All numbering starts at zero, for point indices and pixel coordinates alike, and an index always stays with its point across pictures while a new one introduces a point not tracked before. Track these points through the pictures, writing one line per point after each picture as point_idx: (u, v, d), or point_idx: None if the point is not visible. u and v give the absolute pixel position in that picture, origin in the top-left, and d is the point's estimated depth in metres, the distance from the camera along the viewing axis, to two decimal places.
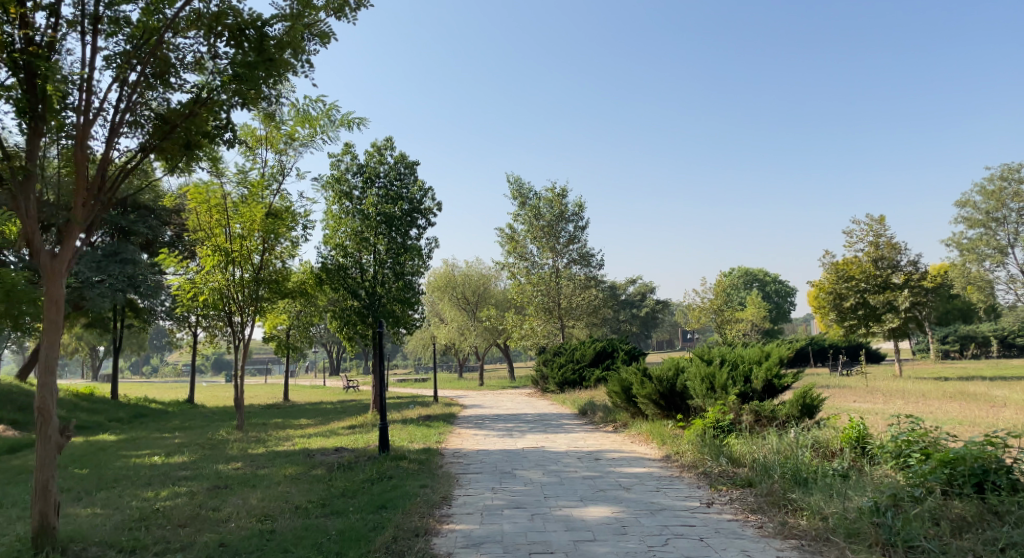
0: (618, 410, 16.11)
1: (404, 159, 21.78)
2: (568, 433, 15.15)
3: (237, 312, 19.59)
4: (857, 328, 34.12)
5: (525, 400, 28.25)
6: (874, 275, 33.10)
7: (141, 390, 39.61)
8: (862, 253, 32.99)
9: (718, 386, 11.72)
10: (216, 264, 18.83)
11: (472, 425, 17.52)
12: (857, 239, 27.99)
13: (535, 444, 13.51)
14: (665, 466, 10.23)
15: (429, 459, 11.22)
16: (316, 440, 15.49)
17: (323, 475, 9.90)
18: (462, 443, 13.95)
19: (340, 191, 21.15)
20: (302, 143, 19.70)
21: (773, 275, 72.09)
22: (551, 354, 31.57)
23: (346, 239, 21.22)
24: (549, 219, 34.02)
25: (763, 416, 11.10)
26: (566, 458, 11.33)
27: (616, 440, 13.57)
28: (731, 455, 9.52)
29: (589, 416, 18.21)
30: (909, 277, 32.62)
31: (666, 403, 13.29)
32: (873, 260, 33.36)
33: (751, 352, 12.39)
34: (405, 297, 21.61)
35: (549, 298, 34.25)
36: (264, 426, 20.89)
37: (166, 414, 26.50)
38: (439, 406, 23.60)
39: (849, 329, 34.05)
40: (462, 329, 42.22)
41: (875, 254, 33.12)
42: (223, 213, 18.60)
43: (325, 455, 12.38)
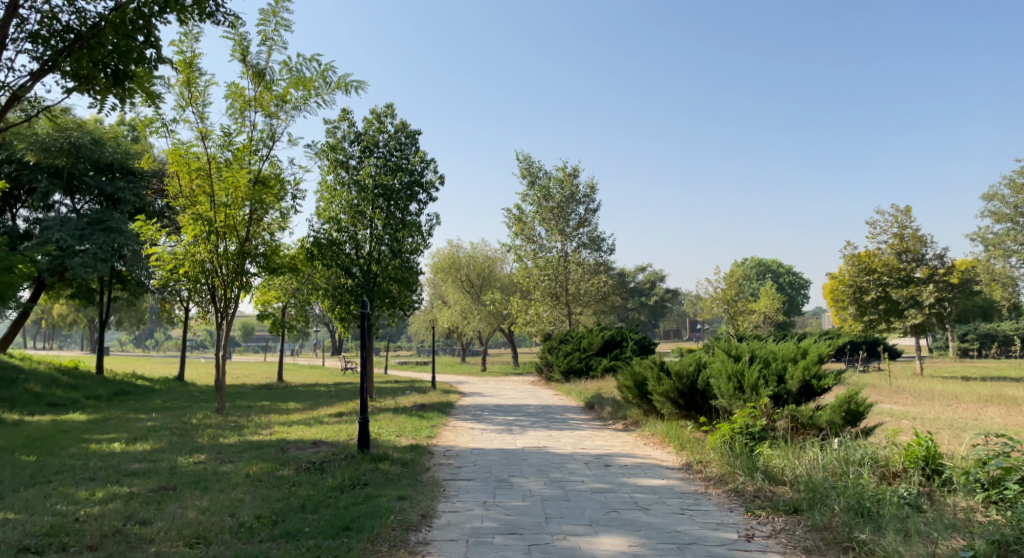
0: (630, 406, 14.64)
1: (405, 128, 20.28)
2: (574, 431, 13.74)
3: (221, 287, 18.20)
4: (876, 323, 32.56)
5: (528, 389, 26.85)
6: (897, 268, 31.48)
7: (134, 365, 38.31)
8: (885, 244, 31.39)
9: (748, 385, 10.27)
10: (199, 235, 17.35)
11: (470, 418, 16.11)
12: (880, 231, 27.34)
13: (536, 443, 12.10)
14: (687, 478, 8.79)
15: (416, 460, 9.79)
16: (297, 429, 14.10)
17: (289, 477, 8.52)
18: (456, 439, 12.53)
19: (336, 160, 19.69)
20: (295, 107, 18.12)
21: (786, 266, 70.32)
22: (557, 342, 30.13)
23: (341, 213, 19.81)
24: (559, 201, 32.45)
25: (801, 423, 9.62)
26: (572, 463, 9.91)
27: (628, 442, 12.12)
28: (768, 470, 8.05)
29: (597, 410, 16.76)
30: (934, 272, 30.86)
31: (687, 402, 11.80)
32: (896, 253, 31.78)
33: (786, 349, 10.88)
34: (403, 277, 20.17)
35: (556, 283, 32.76)
36: (248, 409, 19.55)
37: (150, 392, 25.19)
38: (438, 393, 22.21)
39: (868, 325, 32.51)
40: (465, 313, 40.80)
41: (898, 246, 31.51)
42: (206, 179, 17.14)
43: (300, 450, 10.97)
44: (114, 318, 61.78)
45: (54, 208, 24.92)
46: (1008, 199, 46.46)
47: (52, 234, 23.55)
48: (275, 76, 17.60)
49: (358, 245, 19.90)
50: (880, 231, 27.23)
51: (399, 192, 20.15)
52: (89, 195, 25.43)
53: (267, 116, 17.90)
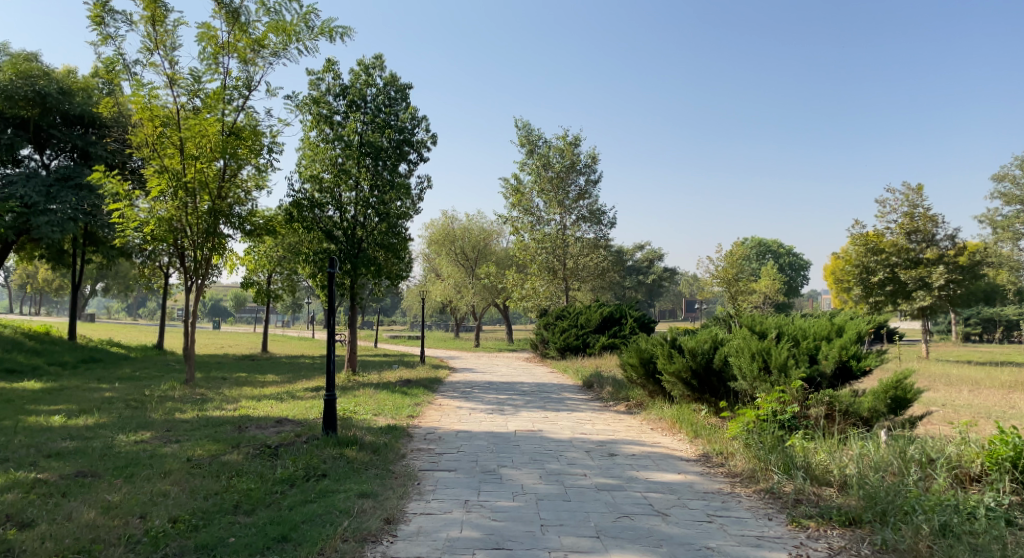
0: (634, 386, 13.27)
1: (394, 82, 18.80)
2: (572, 413, 12.40)
3: (191, 248, 16.82)
4: (883, 305, 31.22)
5: (521, 366, 25.59)
6: (906, 249, 30.06)
7: (113, 333, 36.78)
8: (893, 224, 29.96)
9: (776, 366, 8.87)
10: (166, 191, 15.97)
11: (458, 395, 14.74)
12: (890, 209, 24.71)
13: (530, 426, 10.72)
14: (708, 473, 7.45)
15: (390, 445, 8.39)
16: (266, 404, 12.72)
17: (234, 464, 7.11)
18: (440, 420, 11.15)
19: (320, 115, 18.25)
20: (273, 52, 16.62)
21: (787, 247, 68.93)
22: (554, 318, 28.79)
23: (324, 171, 18.32)
24: (558, 170, 30.89)
25: (839, 412, 8.25)
26: (571, 452, 8.54)
27: (633, 427, 10.75)
28: (810, 467, 6.71)
29: (597, 391, 15.42)
30: (944, 253, 29.39)
31: (701, 385, 10.41)
32: (906, 234, 30.33)
33: (819, 325, 9.51)
34: (390, 243, 18.68)
35: (554, 257, 31.27)
36: (222, 381, 18.17)
37: (123, 361, 23.78)
38: (426, 369, 20.86)
39: (874, 307, 31.07)
40: (459, 287, 39.40)
41: (909, 226, 30.04)
42: (174, 130, 15.71)
43: (260, 430, 9.55)
44: (98, 284, 60.12)
45: (22, 163, 23.30)
46: (1020, 180, 45.00)
47: (16, 189, 21.94)
48: (252, 18, 15.99)
49: (341, 208, 18.44)
50: (892, 210, 24.75)
51: (387, 150, 18.67)
52: (59, 150, 23.77)
53: (244, 62, 16.40)
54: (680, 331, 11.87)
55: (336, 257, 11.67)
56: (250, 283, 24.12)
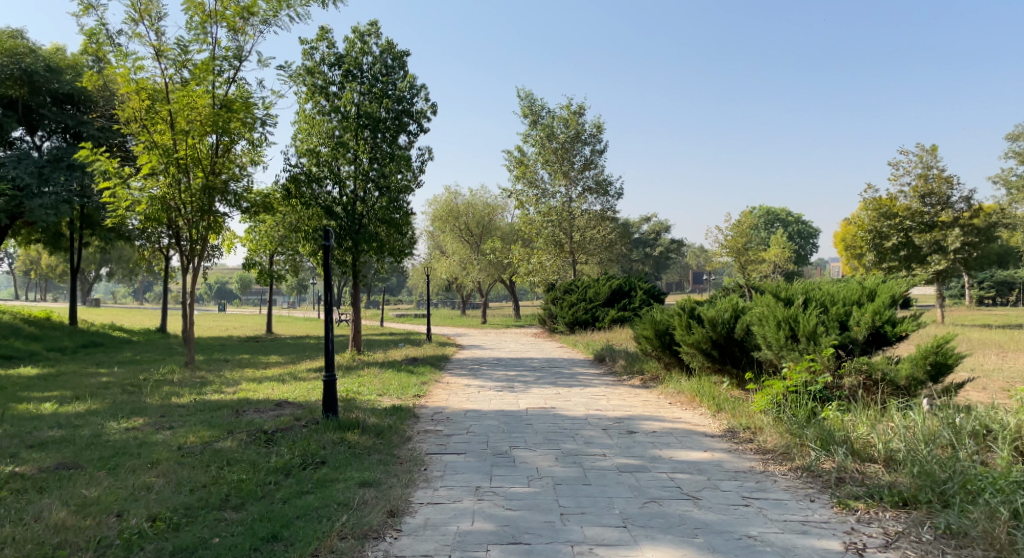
0: (649, 360, 12.71)
1: (390, 49, 18.20)
2: (586, 388, 11.88)
3: (185, 227, 16.33)
4: (897, 271, 30.49)
5: (529, 341, 25.09)
6: (920, 212, 29.25)
7: (116, 318, 36.36)
8: (907, 187, 29.14)
9: (804, 334, 8.30)
10: (158, 167, 15.49)
11: (466, 373, 14.24)
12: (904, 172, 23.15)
13: (542, 404, 10.21)
14: (737, 450, 6.92)
15: (395, 427, 7.87)
16: (266, 387, 12.20)
17: (226, 451, 6.61)
18: (448, 399, 10.64)
19: (314, 86, 17.87)
20: (263, 20, 16.52)
21: (795, 215, 68.07)
22: (561, 292, 28.25)
23: (321, 144, 17.77)
24: (563, 141, 30.17)
25: (873, 381, 7.68)
26: (588, 430, 8.02)
27: (651, 401, 10.22)
28: (851, 441, 6.15)
29: (609, 365, 14.88)
30: (959, 216, 28.61)
31: (722, 355, 9.83)
32: (920, 197, 29.53)
33: (848, 290, 8.91)
34: (391, 218, 18.11)
35: (560, 230, 30.64)
36: (223, 363, 17.70)
37: (124, 345, 23.33)
38: (433, 346, 20.37)
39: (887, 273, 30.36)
40: (464, 263, 38.80)
41: (923, 189, 29.23)
42: (163, 103, 15.25)
43: (258, 414, 9.04)
44: (101, 268, 59.64)
45: (14, 145, 22.73)
46: None
47: (8, 171, 21.37)
48: None
49: (340, 182, 17.86)
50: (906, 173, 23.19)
51: (385, 121, 18.10)
52: (52, 131, 23.14)
53: (234, 32, 16.26)
54: (697, 301, 11.29)
55: (330, 230, 10.82)
56: (252, 265, 23.56)
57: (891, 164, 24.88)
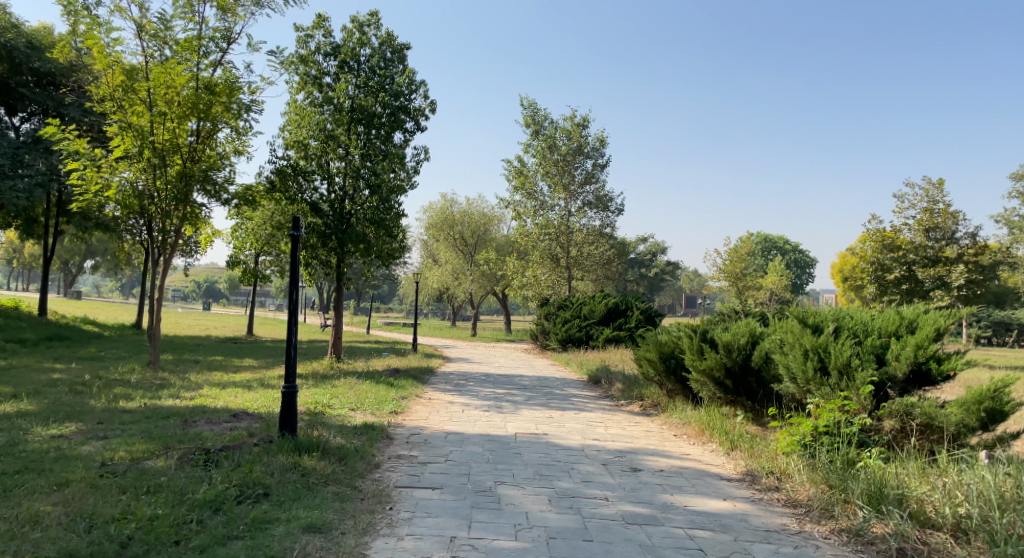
0: (650, 384, 11.65)
1: (390, 41, 17.25)
2: (581, 412, 10.83)
3: (157, 218, 15.50)
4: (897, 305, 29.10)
5: (520, 357, 24.01)
6: (924, 246, 28.18)
7: (93, 311, 35.02)
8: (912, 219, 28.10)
9: (836, 368, 7.20)
10: (131, 150, 14.66)
11: (451, 388, 13.14)
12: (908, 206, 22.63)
13: (533, 429, 9.15)
14: (763, 501, 5.90)
15: (362, 450, 6.80)
16: (228, 394, 11.08)
17: (153, 471, 5.54)
18: (428, 418, 9.56)
19: (308, 76, 16.94)
20: (254, 2, 15.78)
21: (793, 244, 67.30)
22: (555, 308, 27.20)
23: (310, 137, 16.80)
24: (564, 153, 29.23)
25: (917, 426, 6.59)
26: (585, 464, 6.98)
27: (654, 433, 9.13)
28: (908, 499, 5.16)
29: (605, 388, 13.78)
30: (963, 252, 27.64)
31: (736, 385, 8.76)
32: (924, 231, 28.38)
33: (884, 319, 7.85)
34: (381, 218, 17.04)
35: (557, 245, 29.63)
36: (192, 365, 16.55)
37: (94, 340, 22.11)
38: (417, 357, 19.23)
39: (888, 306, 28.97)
40: (457, 273, 37.67)
41: (928, 222, 28.14)
42: (139, 82, 14.46)
43: (209, 426, 7.92)
44: (85, 259, 58.32)
45: None
46: None
47: None
48: None
49: (328, 177, 16.83)
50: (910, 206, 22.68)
51: (380, 116, 17.11)
52: (32, 111, 21.95)
53: (223, 12, 15.48)
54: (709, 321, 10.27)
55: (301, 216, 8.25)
56: (237, 263, 22.44)
57: (894, 195, 23.80)
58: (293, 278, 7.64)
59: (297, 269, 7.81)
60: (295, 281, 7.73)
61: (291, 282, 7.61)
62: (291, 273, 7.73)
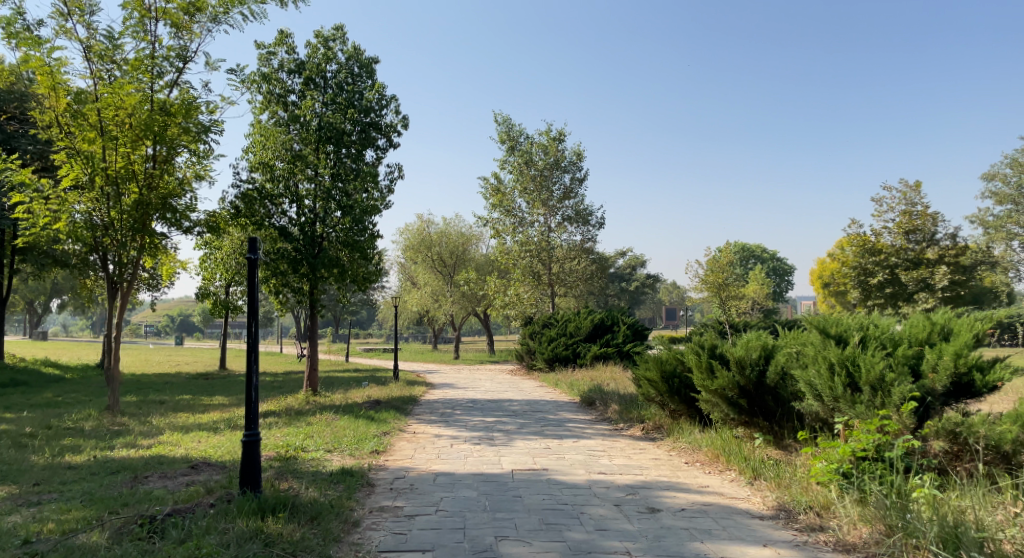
0: (651, 404, 10.83)
1: (357, 55, 16.45)
2: (578, 441, 9.98)
3: (112, 250, 14.67)
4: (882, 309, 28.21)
5: (505, 380, 23.08)
6: (905, 249, 27.57)
7: (58, 352, 33.57)
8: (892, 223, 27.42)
9: (867, 383, 6.36)
10: (82, 179, 13.87)
11: (436, 419, 12.21)
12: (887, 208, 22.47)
13: (530, 463, 8.28)
14: (807, 544, 5.09)
15: (339, 505, 5.90)
16: (190, 440, 10.05)
17: (84, 550, 4.64)
18: (413, 457, 8.65)
19: (272, 94, 16.10)
20: (213, 18, 14.95)
21: (772, 252, 67.09)
22: (540, 327, 26.34)
23: (276, 158, 15.92)
24: (541, 168, 28.55)
25: (970, 449, 5.75)
26: (595, 506, 6.13)
27: (664, 461, 8.27)
28: (990, 544, 4.45)
29: (600, 411, 12.92)
30: (945, 252, 27.00)
31: (751, 404, 7.93)
32: (904, 234, 27.69)
33: (912, 325, 7.04)
34: (354, 240, 16.14)
35: (538, 262, 28.82)
36: (157, 407, 15.47)
37: (54, 385, 20.87)
38: (398, 385, 18.26)
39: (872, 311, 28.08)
40: (436, 295, 36.73)
41: (907, 225, 27.52)
42: (82, 108, 13.56)
43: (163, 483, 6.95)
44: (50, 298, 56.59)
45: None
46: (1011, 178, 43.54)
47: None
48: None
49: (297, 200, 15.92)
50: (890, 209, 22.45)
51: (349, 134, 16.30)
52: None
53: (178, 29, 14.65)
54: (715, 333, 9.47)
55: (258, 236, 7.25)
56: (206, 295, 21.27)
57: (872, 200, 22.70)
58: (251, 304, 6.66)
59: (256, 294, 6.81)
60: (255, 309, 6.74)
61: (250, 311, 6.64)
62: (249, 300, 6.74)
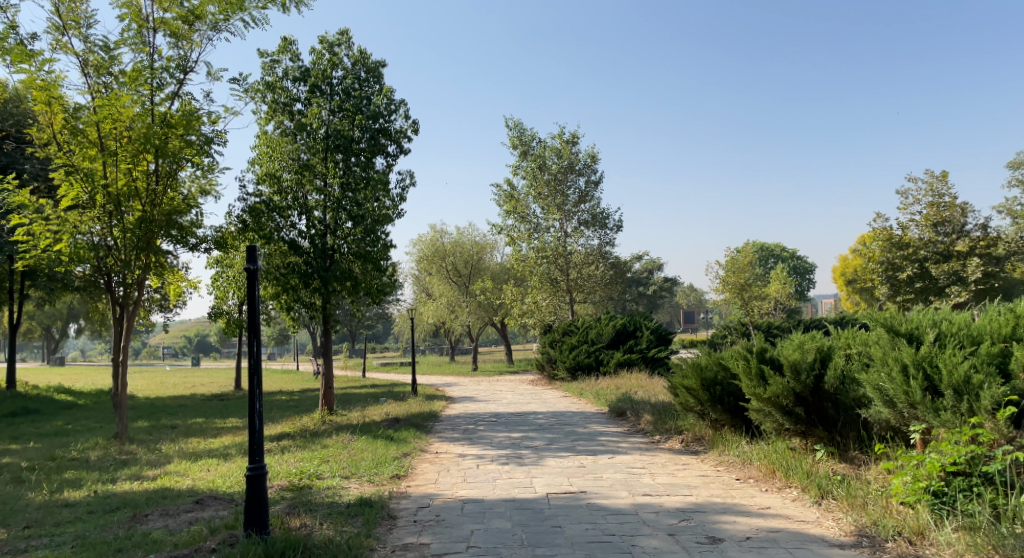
0: (689, 414, 10.09)
1: (363, 59, 15.87)
2: (614, 457, 9.24)
3: (116, 270, 14.12)
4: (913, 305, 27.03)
5: (527, 391, 22.36)
6: (933, 241, 26.40)
7: (72, 378, 33.16)
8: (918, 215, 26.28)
9: (949, 386, 5.60)
10: (83, 197, 13.40)
11: (460, 437, 11.50)
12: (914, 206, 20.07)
13: (566, 484, 7.56)
14: None
15: (357, 546, 5.22)
16: (198, 469, 9.41)
17: None
18: (437, 481, 7.95)
19: (277, 103, 15.56)
20: (213, 26, 14.46)
21: (791, 251, 65.99)
22: (560, 335, 25.60)
23: (284, 169, 15.35)
24: (555, 172, 27.88)
25: None
26: (647, 537, 5.42)
27: (712, 478, 7.52)
28: None
29: (633, 422, 12.16)
30: (976, 244, 25.75)
31: (808, 412, 7.18)
32: (932, 226, 26.50)
33: (992, 319, 6.26)
34: (367, 252, 15.52)
35: (555, 268, 28.10)
36: (169, 432, 14.88)
37: (65, 412, 20.36)
38: (417, 400, 17.58)
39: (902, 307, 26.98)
40: (452, 305, 36.09)
41: (934, 217, 26.36)
42: (81, 124, 13.06)
43: (164, 523, 6.29)
44: (68, 323, 56.58)
45: None
46: None
47: None
48: None
49: (306, 211, 15.30)
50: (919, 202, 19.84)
51: (358, 142, 15.72)
52: None
53: (177, 39, 14.18)
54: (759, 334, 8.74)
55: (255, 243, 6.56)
56: (219, 315, 20.71)
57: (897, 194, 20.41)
58: (251, 319, 5.93)
59: (255, 304, 6.06)
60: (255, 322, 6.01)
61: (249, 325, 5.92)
62: (249, 313, 6.01)
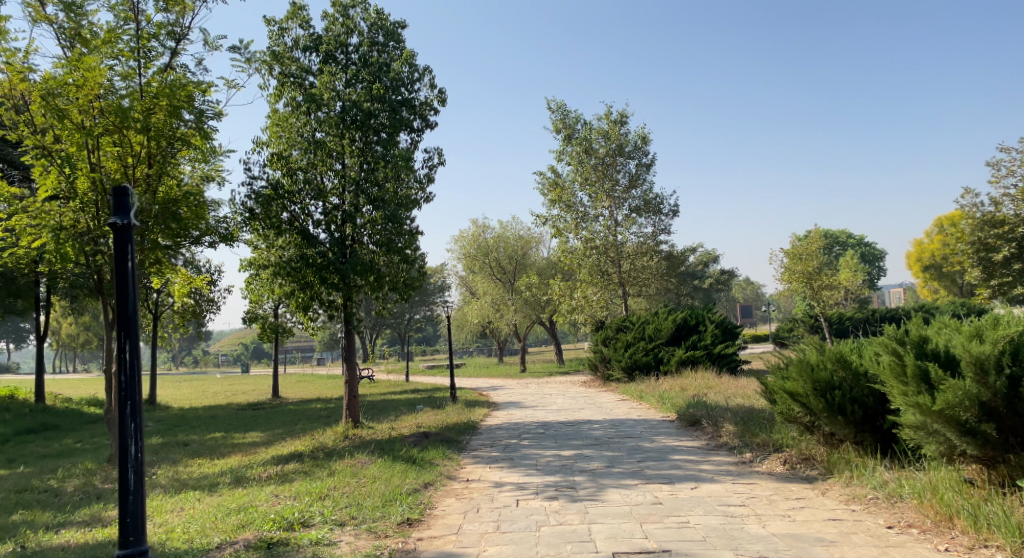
0: (791, 426, 7.79)
1: (378, 20, 13.90)
2: (697, 487, 7.02)
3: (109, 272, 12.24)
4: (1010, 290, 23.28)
5: (579, 395, 20.15)
6: None
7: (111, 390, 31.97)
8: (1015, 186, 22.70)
9: None
10: (62, 186, 11.48)
11: (498, 457, 9.36)
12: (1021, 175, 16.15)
13: (638, 535, 5.37)
14: None
15: None
16: (170, 509, 7.40)
17: None
18: (463, 530, 5.83)
19: (285, 76, 13.67)
20: None
21: (858, 237, 62.24)
22: (614, 332, 23.26)
23: (294, 148, 13.52)
24: (603, 156, 25.60)
25: None
26: None
27: (851, 527, 5.28)
28: None
29: (710, 435, 9.86)
30: None
31: (1002, 431, 4.94)
32: None
33: None
34: (391, 241, 13.51)
35: (607, 260, 25.74)
36: (176, 452, 13.05)
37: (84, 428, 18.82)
38: (455, 409, 15.51)
39: (999, 292, 23.37)
40: (498, 304, 34.05)
41: None
42: (52, 100, 11.16)
43: None
44: None
45: None
46: None
47: None
48: None
49: (322, 196, 13.40)
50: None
51: (377, 116, 13.77)
52: None
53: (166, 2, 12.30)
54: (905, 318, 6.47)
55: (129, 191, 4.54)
56: (253, 318, 18.23)
57: None
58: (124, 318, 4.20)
59: (126, 291, 4.24)
60: (131, 314, 4.25)
61: (121, 326, 4.17)
62: (119, 304, 4.22)
